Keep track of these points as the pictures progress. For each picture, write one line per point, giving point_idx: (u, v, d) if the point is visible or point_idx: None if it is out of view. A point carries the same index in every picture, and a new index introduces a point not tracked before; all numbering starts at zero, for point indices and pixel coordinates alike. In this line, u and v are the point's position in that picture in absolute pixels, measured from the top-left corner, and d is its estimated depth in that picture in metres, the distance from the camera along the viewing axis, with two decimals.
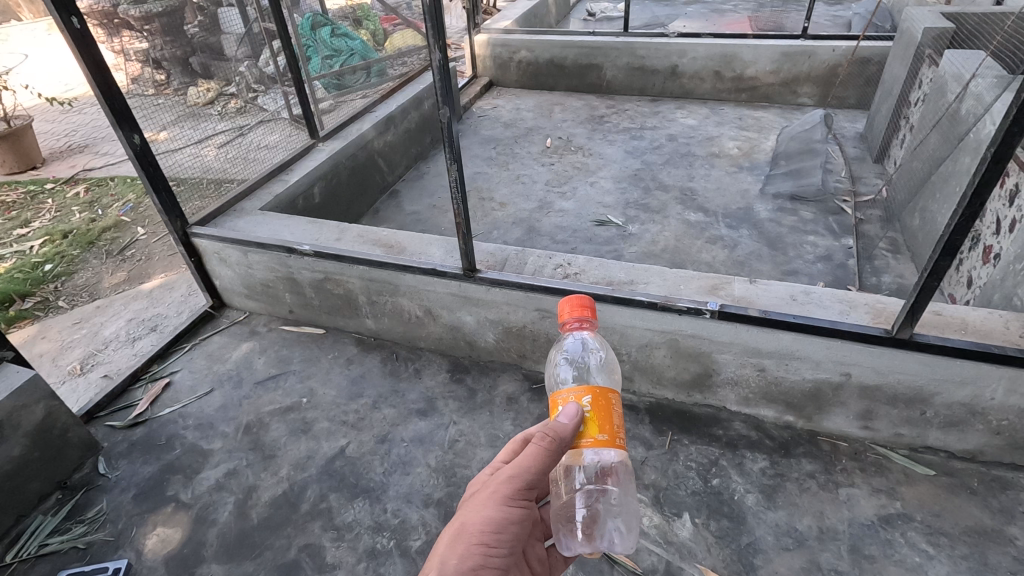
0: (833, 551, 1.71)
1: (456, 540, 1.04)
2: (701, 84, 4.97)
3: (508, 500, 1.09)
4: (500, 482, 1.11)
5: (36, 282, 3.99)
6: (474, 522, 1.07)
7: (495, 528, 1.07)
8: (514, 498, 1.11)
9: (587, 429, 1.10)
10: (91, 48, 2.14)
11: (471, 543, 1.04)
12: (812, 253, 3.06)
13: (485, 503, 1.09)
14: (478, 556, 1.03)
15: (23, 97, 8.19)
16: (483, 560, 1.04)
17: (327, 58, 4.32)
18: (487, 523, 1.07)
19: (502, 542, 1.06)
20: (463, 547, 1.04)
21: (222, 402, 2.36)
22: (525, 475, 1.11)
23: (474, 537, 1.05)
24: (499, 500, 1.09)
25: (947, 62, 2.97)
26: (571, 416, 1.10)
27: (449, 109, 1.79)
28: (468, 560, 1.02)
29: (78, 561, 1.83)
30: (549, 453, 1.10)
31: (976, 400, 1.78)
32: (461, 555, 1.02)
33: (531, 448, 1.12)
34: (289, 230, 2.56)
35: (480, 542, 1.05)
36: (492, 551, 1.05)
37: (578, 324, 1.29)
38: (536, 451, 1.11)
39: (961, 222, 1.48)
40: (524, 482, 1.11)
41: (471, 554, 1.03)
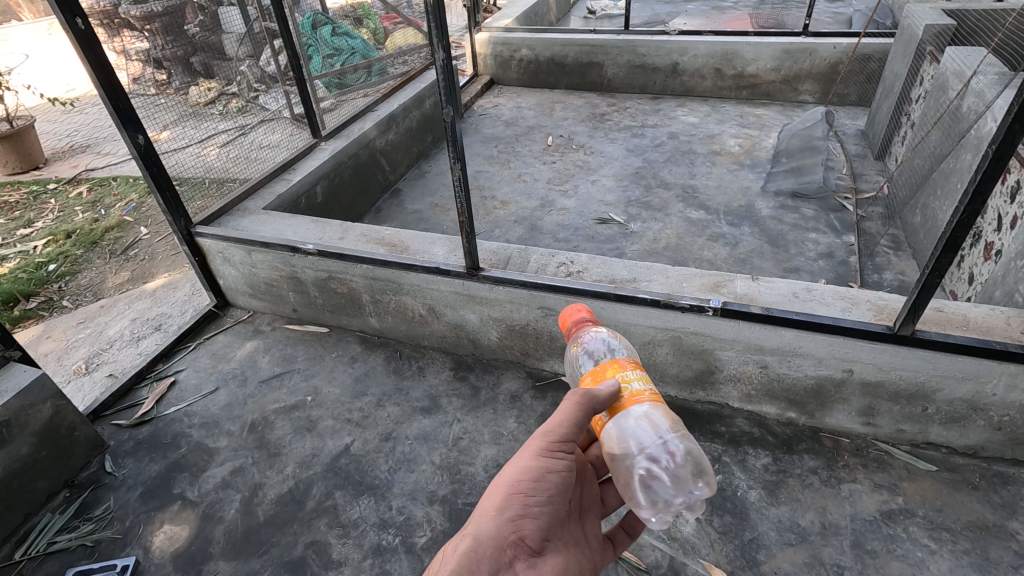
0: (835, 547, 1.72)
1: (494, 492, 1.06)
2: (701, 82, 4.97)
3: (543, 451, 1.11)
4: (533, 440, 1.13)
5: (39, 282, 4.00)
6: (510, 475, 1.08)
7: (531, 477, 1.07)
8: (549, 450, 1.12)
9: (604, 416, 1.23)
10: (95, 49, 2.14)
11: (512, 494, 1.05)
12: (814, 250, 3.07)
13: (522, 458, 1.10)
14: (517, 501, 1.04)
15: (25, 97, 8.22)
16: (523, 510, 1.04)
17: (328, 57, 4.13)
18: (524, 472, 1.08)
19: (540, 491, 1.07)
20: (500, 498, 1.05)
21: (226, 401, 2.37)
22: (557, 429, 1.13)
23: (512, 490, 1.05)
24: (534, 452, 1.10)
25: (948, 59, 2.98)
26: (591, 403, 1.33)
27: (452, 109, 1.81)
28: (508, 507, 1.03)
29: (86, 559, 1.84)
30: (583, 408, 1.14)
31: (978, 396, 1.79)
32: (500, 504, 1.04)
33: (563, 408, 1.15)
34: (293, 229, 2.57)
35: (518, 493, 1.05)
36: (531, 499, 1.06)
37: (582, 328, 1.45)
38: (569, 407, 1.14)
39: (962, 219, 1.49)
40: (557, 436, 1.12)
41: (511, 503, 1.04)
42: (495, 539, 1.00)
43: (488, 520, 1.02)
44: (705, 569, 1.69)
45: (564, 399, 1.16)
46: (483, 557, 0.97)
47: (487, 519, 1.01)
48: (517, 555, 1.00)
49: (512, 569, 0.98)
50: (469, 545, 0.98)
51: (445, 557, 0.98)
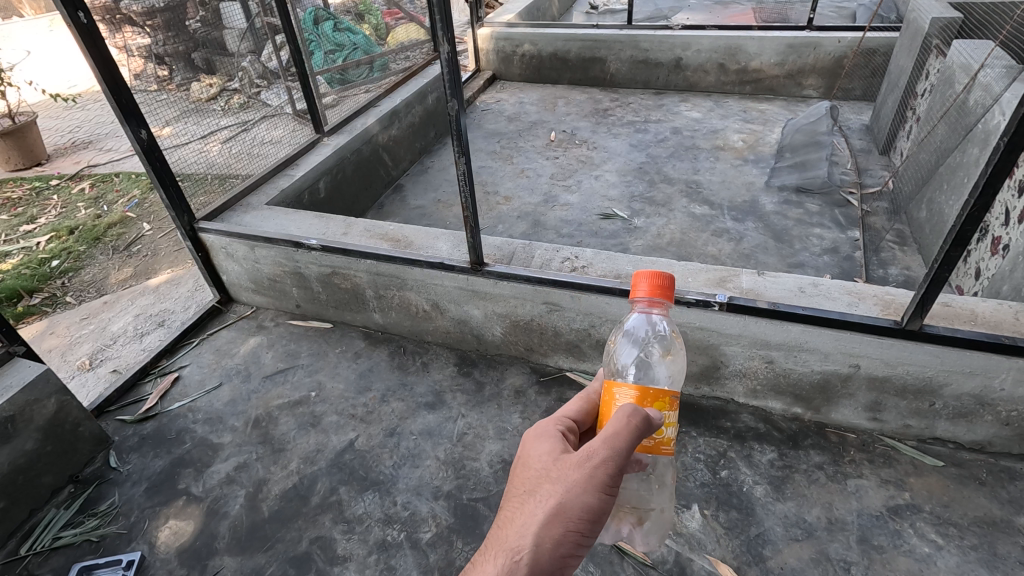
0: (842, 542, 1.72)
1: (552, 523, 0.94)
2: (704, 77, 4.95)
3: (604, 487, 0.98)
4: (593, 463, 0.98)
5: (43, 278, 4.00)
6: (571, 506, 0.95)
7: (591, 515, 0.96)
8: (609, 484, 0.99)
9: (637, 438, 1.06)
10: (98, 43, 2.13)
11: (568, 529, 0.94)
12: (818, 246, 3.05)
13: (582, 485, 0.97)
14: (572, 537, 0.95)
15: (28, 94, 8.23)
16: (577, 546, 0.95)
17: (330, 54, 3.76)
18: (586, 509, 0.96)
19: (596, 528, 0.97)
20: (558, 530, 0.94)
21: (230, 397, 2.36)
22: (619, 456, 0.98)
23: (572, 524, 0.95)
24: (597, 487, 0.97)
25: (955, 52, 2.96)
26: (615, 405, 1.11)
27: (457, 102, 1.80)
28: (563, 544, 0.94)
29: (91, 554, 1.84)
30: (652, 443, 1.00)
31: (985, 391, 1.78)
32: (556, 539, 0.94)
33: (624, 429, 0.99)
34: (296, 224, 2.57)
35: (576, 529, 0.95)
36: (584, 537, 0.96)
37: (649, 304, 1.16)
38: (632, 434, 0.99)
39: (972, 212, 1.47)
40: (620, 464, 0.98)
41: (566, 540, 0.94)
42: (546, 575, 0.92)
43: (544, 554, 0.93)
44: (711, 564, 1.69)
45: (624, 418, 1.00)
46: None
47: (540, 551, 0.93)
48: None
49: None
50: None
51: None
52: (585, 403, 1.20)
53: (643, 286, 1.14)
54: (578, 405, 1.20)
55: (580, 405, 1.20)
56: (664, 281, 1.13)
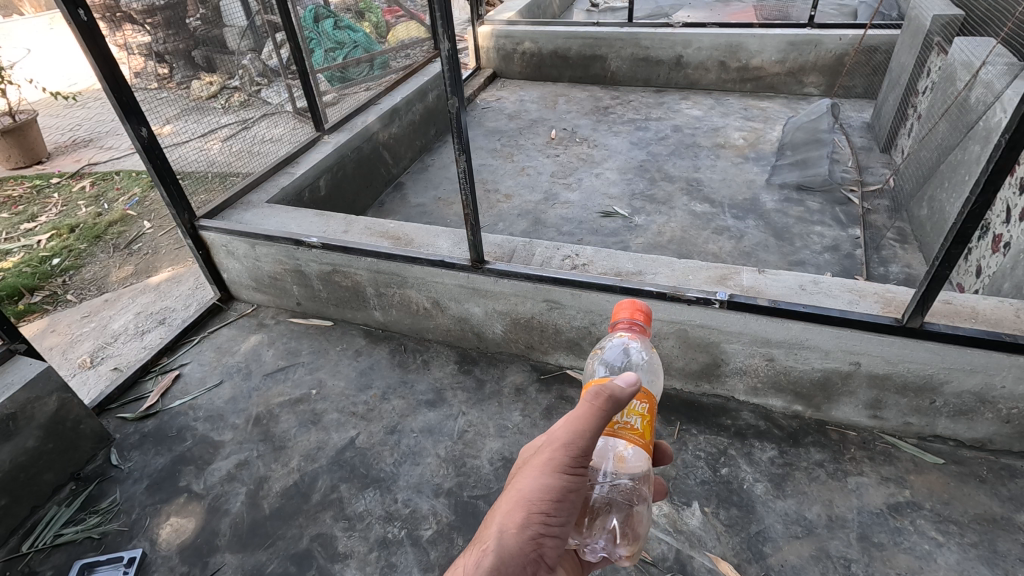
0: (841, 539, 1.72)
1: (512, 509, 0.94)
2: (705, 75, 4.95)
3: (565, 466, 0.96)
4: (553, 446, 0.98)
5: (43, 276, 4.01)
6: (532, 488, 0.95)
7: (555, 495, 0.95)
8: (572, 464, 0.97)
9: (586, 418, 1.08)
10: (98, 40, 2.13)
11: (531, 513, 0.93)
12: (819, 243, 3.05)
13: (543, 468, 0.96)
14: (538, 522, 0.93)
15: (28, 92, 8.24)
16: (543, 530, 0.93)
17: (332, 52, 3.73)
18: (547, 488, 0.95)
19: (563, 509, 0.95)
20: (521, 516, 0.93)
21: (231, 394, 2.37)
22: (577, 437, 0.97)
23: (535, 505, 0.94)
24: (555, 467, 0.96)
25: (958, 50, 2.96)
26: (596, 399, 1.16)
27: (457, 99, 1.80)
28: (527, 527, 0.92)
29: (93, 551, 1.85)
30: (606, 417, 0.97)
31: (986, 389, 1.78)
32: (520, 525, 0.92)
33: (581, 412, 0.98)
34: (297, 222, 2.56)
35: (540, 510, 0.94)
36: (553, 520, 0.94)
37: (631, 329, 1.18)
38: (587, 413, 0.97)
39: (972, 210, 1.47)
40: (579, 445, 0.97)
41: (531, 524, 0.93)
42: (515, 561, 0.90)
43: (510, 538, 0.92)
44: (712, 562, 1.69)
45: (581, 403, 0.99)
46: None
47: (504, 535, 0.91)
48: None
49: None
50: (489, 566, 0.88)
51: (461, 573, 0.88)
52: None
53: (624, 310, 1.20)
54: None
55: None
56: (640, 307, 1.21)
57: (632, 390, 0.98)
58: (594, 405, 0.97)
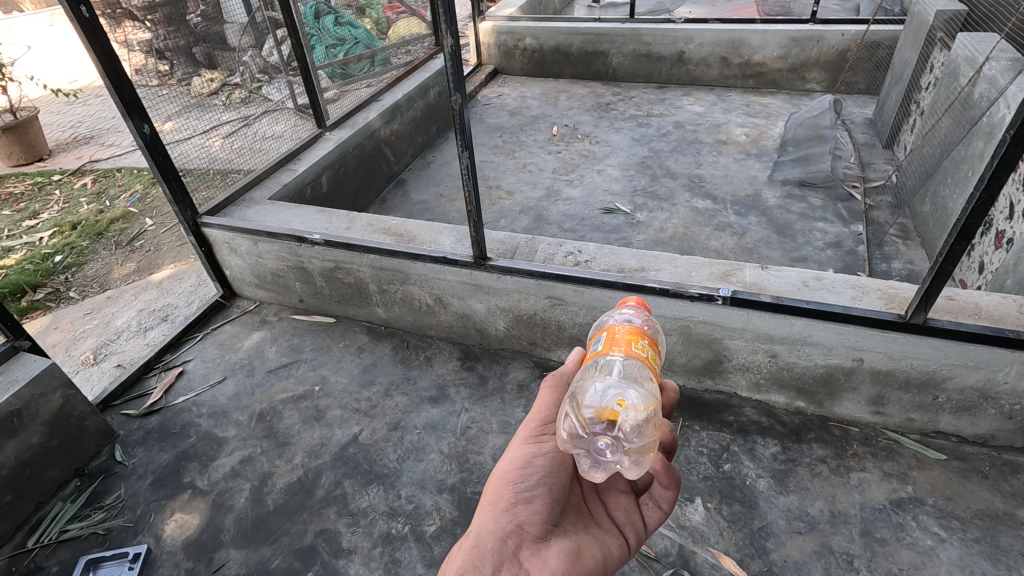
0: (844, 535, 1.72)
1: (487, 488, 1.08)
2: (707, 71, 4.93)
3: (528, 438, 1.11)
4: (523, 427, 1.15)
5: (46, 273, 4.01)
6: (501, 465, 1.10)
7: (520, 465, 1.08)
8: (535, 435, 1.12)
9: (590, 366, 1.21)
10: (100, 36, 2.14)
11: (501, 485, 1.07)
12: (822, 240, 3.05)
13: (512, 446, 1.12)
14: (509, 492, 1.06)
15: (29, 89, 8.24)
16: (515, 499, 1.05)
17: (332, 47, 3.60)
18: (514, 461, 1.09)
19: (531, 475, 1.08)
20: (494, 492, 1.07)
21: (235, 391, 2.37)
22: (538, 412, 1.15)
23: (504, 479, 1.08)
24: (520, 441, 1.12)
25: (960, 45, 2.95)
26: (572, 359, 1.23)
27: (460, 95, 1.79)
28: (502, 500, 1.06)
29: (98, 547, 1.86)
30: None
31: (989, 384, 1.78)
32: (492, 500, 1.05)
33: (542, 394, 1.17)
34: (299, 219, 2.56)
35: (508, 481, 1.07)
36: (522, 486, 1.07)
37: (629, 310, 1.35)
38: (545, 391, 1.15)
39: (977, 207, 1.47)
40: (538, 418, 1.14)
41: (503, 495, 1.06)
42: (496, 530, 1.02)
43: (487, 514, 1.05)
44: (715, 557, 1.69)
45: (541, 389, 1.18)
46: (485, 551, 1.00)
47: (483, 512, 1.05)
48: (518, 544, 1.03)
49: (519, 559, 1.02)
50: (471, 544, 1.02)
51: (451, 555, 1.03)
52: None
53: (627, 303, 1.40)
54: None
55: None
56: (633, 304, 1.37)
57: (575, 363, 1.23)
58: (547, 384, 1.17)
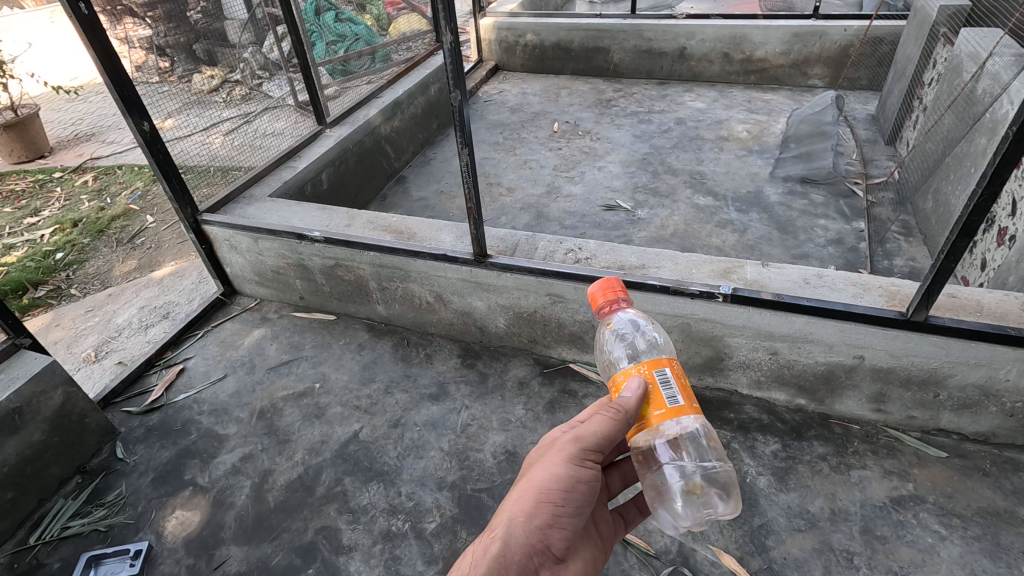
0: (844, 532, 1.72)
1: (521, 498, 1.04)
2: (709, 67, 4.91)
3: (573, 460, 1.07)
4: (565, 443, 1.10)
5: (47, 270, 4.02)
6: (541, 480, 1.05)
7: (563, 487, 1.05)
8: (580, 459, 1.08)
9: (650, 404, 1.09)
10: (99, 34, 2.12)
11: (539, 502, 1.03)
12: (823, 237, 3.04)
13: (553, 460, 1.07)
14: (547, 512, 1.03)
15: (30, 86, 8.26)
16: (551, 520, 1.03)
17: (332, 44, 3.75)
18: (555, 480, 1.05)
19: (571, 500, 1.05)
20: (529, 505, 1.03)
21: (235, 388, 2.38)
22: (590, 436, 1.08)
23: (542, 496, 1.04)
24: (563, 459, 1.07)
25: (964, 40, 2.93)
26: (635, 391, 1.10)
27: (460, 92, 1.79)
28: (536, 517, 1.02)
29: (100, 544, 1.86)
30: (617, 421, 1.08)
31: (991, 382, 1.77)
32: (528, 514, 1.02)
33: (594, 413, 1.10)
34: (300, 216, 2.56)
35: (547, 500, 1.04)
36: (561, 509, 1.04)
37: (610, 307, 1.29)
38: (602, 418, 1.08)
39: (978, 203, 1.46)
40: (587, 442, 1.08)
41: (540, 513, 1.03)
42: (525, 544, 1.00)
43: (518, 526, 1.01)
44: (714, 555, 1.69)
45: (597, 409, 1.10)
46: (510, 564, 0.98)
47: (515, 523, 1.01)
48: (542, 562, 1.02)
49: None
50: (498, 551, 0.98)
51: (471, 558, 0.99)
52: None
53: (601, 292, 1.29)
54: None
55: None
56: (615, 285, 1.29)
57: (637, 397, 1.09)
58: (604, 410, 1.09)
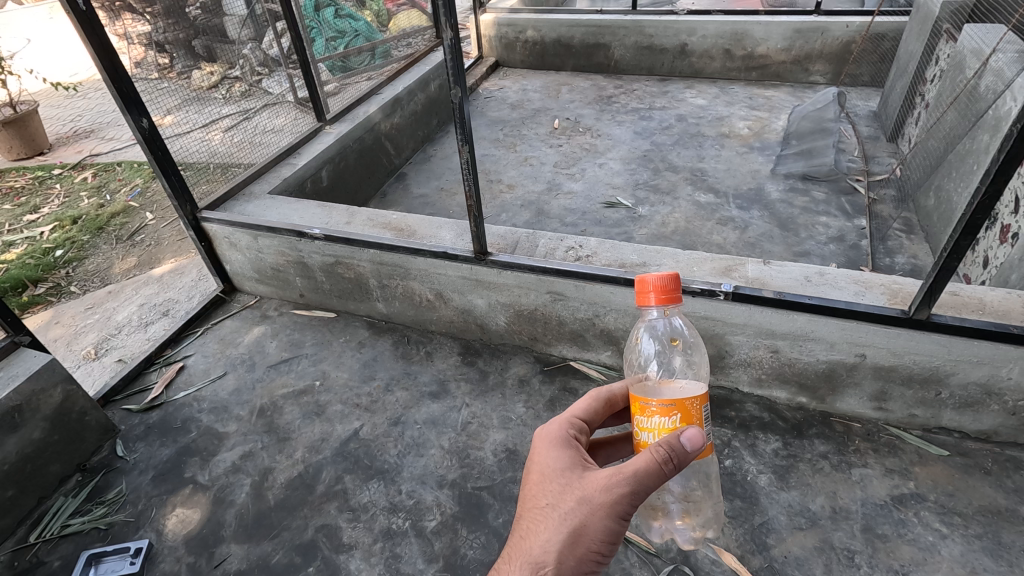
0: (845, 531, 1.72)
1: (573, 545, 1.00)
2: (710, 63, 4.89)
3: (626, 514, 1.00)
4: (616, 495, 0.99)
5: (47, 268, 4.01)
6: (594, 529, 1.00)
7: (613, 538, 1.01)
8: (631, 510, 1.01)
9: None
10: (97, 29, 2.11)
11: (590, 548, 1.01)
12: (824, 234, 3.03)
13: (605, 512, 1.00)
14: (594, 557, 1.01)
15: (29, 82, 8.26)
16: (597, 562, 1.02)
17: (332, 40, 3.66)
18: (607, 532, 1.00)
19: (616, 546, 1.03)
20: (580, 550, 1.01)
21: (235, 385, 2.37)
22: (646, 491, 0.99)
23: (594, 543, 1.00)
24: (618, 514, 1.00)
25: (966, 37, 2.92)
26: (693, 441, 1.00)
27: (460, 89, 1.77)
28: (583, 563, 1.01)
29: (100, 542, 1.86)
30: (671, 475, 0.99)
31: (992, 380, 1.77)
32: (577, 559, 1.00)
33: (649, 464, 0.98)
34: (300, 214, 2.56)
35: (597, 548, 1.01)
36: (607, 555, 1.02)
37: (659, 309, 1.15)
38: (661, 475, 0.97)
39: (982, 201, 1.44)
40: (642, 497, 0.99)
41: (588, 558, 1.01)
42: None
43: (566, 568, 1.00)
44: (715, 553, 1.69)
45: (650, 460, 0.97)
46: None
47: (563, 566, 1.00)
48: None
49: None
50: None
51: None
52: (595, 402, 1.24)
53: (656, 298, 1.13)
54: (588, 406, 1.23)
55: (590, 405, 1.23)
56: (674, 286, 1.13)
57: (693, 448, 0.99)
58: (660, 465, 0.97)
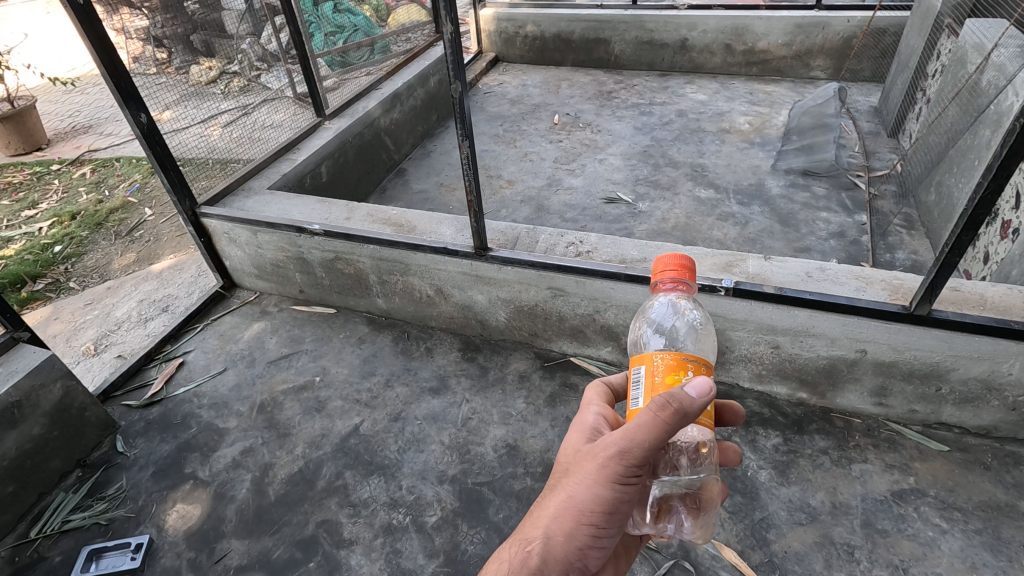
0: (845, 526, 1.72)
1: (560, 517, 0.99)
2: (710, 58, 4.87)
3: (618, 479, 0.96)
4: (610, 459, 0.96)
5: (45, 263, 4.00)
6: (583, 499, 0.98)
7: (605, 509, 0.97)
8: (625, 477, 0.96)
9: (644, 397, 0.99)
10: (95, 24, 2.10)
11: (580, 522, 0.98)
12: (824, 230, 3.03)
13: (595, 479, 0.97)
14: (587, 531, 0.98)
15: (25, 76, 8.22)
16: (591, 539, 0.99)
17: (330, 35, 3.56)
18: (596, 500, 0.97)
19: (612, 522, 0.99)
20: (570, 524, 0.98)
21: (235, 381, 2.37)
22: (638, 450, 0.93)
23: (585, 516, 0.98)
24: (607, 479, 0.96)
25: (968, 32, 2.91)
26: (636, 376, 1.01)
27: (460, 83, 1.76)
28: (577, 538, 0.99)
29: (101, 537, 1.86)
30: (667, 429, 0.90)
31: (993, 376, 1.77)
32: (567, 534, 0.98)
33: (640, 419, 0.92)
34: (300, 209, 2.55)
35: (588, 521, 0.98)
36: (601, 531, 0.99)
37: (673, 285, 1.11)
38: (653, 427, 0.90)
39: (984, 196, 1.44)
40: (635, 459, 0.94)
41: (580, 531, 0.98)
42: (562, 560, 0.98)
43: (556, 544, 0.98)
44: (715, 548, 1.69)
45: (643, 414, 0.92)
46: None
47: (553, 540, 0.98)
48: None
49: None
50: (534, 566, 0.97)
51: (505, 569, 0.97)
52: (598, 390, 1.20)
53: (667, 266, 1.12)
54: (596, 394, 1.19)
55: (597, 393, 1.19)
56: (686, 262, 1.11)
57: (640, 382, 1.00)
58: (655, 418, 0.90)
